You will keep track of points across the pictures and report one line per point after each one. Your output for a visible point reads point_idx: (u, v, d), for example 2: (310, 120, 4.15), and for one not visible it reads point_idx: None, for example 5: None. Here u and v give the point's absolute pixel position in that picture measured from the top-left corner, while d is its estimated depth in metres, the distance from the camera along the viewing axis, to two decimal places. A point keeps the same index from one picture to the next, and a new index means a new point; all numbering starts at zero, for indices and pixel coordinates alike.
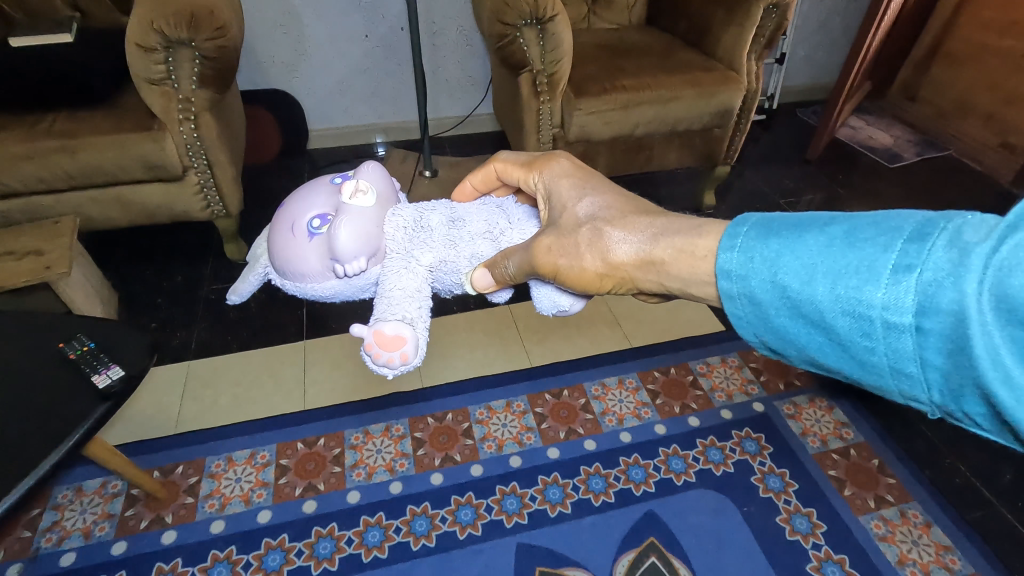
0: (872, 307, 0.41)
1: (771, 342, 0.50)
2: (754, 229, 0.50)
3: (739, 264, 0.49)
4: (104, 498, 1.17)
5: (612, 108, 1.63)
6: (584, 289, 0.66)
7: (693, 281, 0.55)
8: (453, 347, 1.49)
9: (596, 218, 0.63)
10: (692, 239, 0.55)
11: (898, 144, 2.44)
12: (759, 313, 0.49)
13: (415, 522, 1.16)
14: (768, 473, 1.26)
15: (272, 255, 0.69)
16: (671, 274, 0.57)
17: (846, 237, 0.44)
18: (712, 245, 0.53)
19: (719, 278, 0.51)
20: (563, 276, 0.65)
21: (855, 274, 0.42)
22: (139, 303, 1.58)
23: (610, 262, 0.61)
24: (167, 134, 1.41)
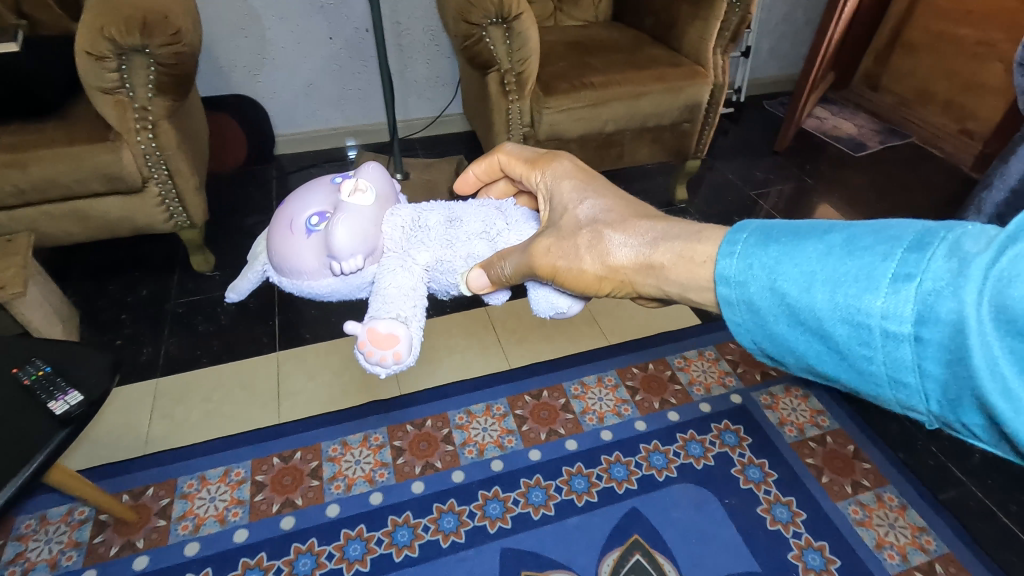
0: (871, 316, 0.41)
1: (769, 349, 0.50)
2: (754, 236, 0.49)
3: (738, 271, 0.49)
4: (70, 526, 1.13)
5: (582, 106, 1.62)
6: (583, 291, 0.65)
7: (693, 287, 0.55)
8: (430, 352, 1.47)
9: (597, 220, 0.63)
10: (692, 244, 0.55)
11: (862, 133, 2.49)
12: (758, 321, 0.49)
13: (397, 533, 1.14)
14: (748, 464, 1.27)
15: (270, 253, 0.68)
16: (669, 279, 0.57)
17: (845, 246, 0.43)
18: (710, 251, 0.53)
19: (717, 284, 0.51)
20: (561, 276, 0.64)
21: (855, 283, 0.42)
22: (103, 320, 1.52)
23: (609, 266, 0.61)
24: (123, 145, 1.36)
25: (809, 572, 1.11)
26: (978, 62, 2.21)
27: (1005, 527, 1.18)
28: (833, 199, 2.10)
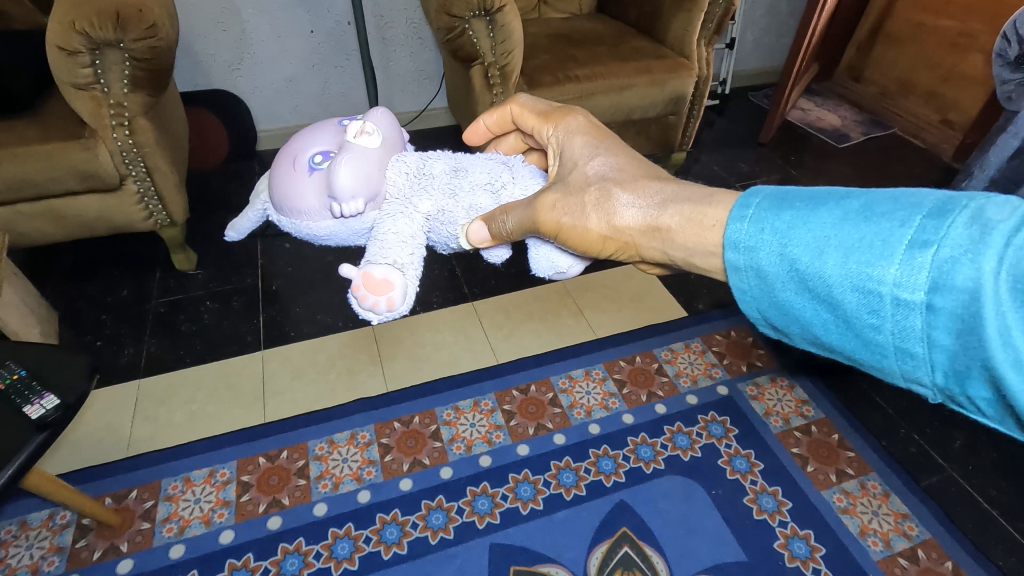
0: (882, 283, 0.40)
1: (775, 320, 0.49)
2: (767, 201, 0.48)
3: (749, 236, 0.48)
4: (52, 530, 1.11)
5: (567, 99, 1.61)
6: (585, 251, 0.65)
7: (699, 252, 0.54)
8: (418, 349, 1.46)
9: (603, 177, 0.63)
10: (703, 207, 0.54)
11: (845, 124, 2.51)
12: (765, 288, 0.48)
13: (386, 531, 1.13)
14: (734, 455, 1.28)
15: (272, 192, 0.70)
16: (673, 240, 0.56)
17: (862, 212, 0.42)
18: (721, 215, 0.52)
19: (726, 249, 0.50)
20: (565, 231, 0.64)
21: (868, 249, 0.41)
22: (82, 321, 1.50)
23: (615, 228, 0.60)
24: (99, 142, 1.33)
25: (794, 560, 1.12)
26: (957, 53, 2.23)
27: (986, 513, 1.20)
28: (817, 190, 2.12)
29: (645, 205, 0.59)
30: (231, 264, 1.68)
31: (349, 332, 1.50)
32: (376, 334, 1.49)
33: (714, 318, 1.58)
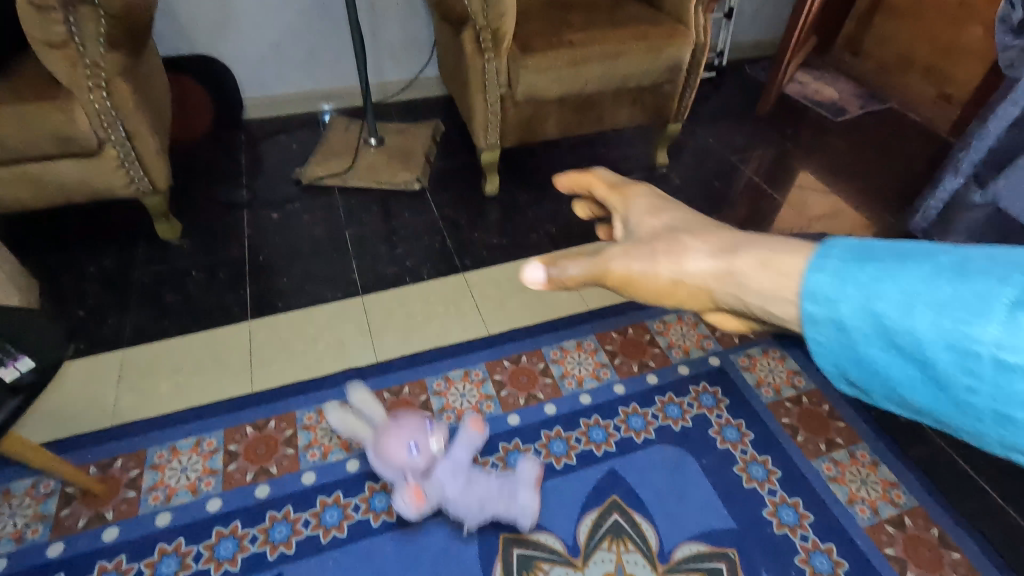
0: (982, 344, 0.28)
1: (859, 380, 0.34)
2: (841, 252, 0.33)
3: (816, 288, 0.33)
4: (35, 499, 1.10)
5: (560, 65, 1.57)
6: (656, 305, 0.45)
7: (770, 301, 0.36)
8: (408, 320, 1.44)
9: (674, 226, 0.46)
10: (776, 250, 0.37)
11: (843, 98, 2.47)
12: (840, 350, 0.33)
13: (375, 499, 1.12)
14: (725, 425, 1.28)
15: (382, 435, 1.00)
16: (748, 287, 0.38)
17: (954, 265, 0.29)
18: (795, 264, 0.35)
19: (798, 303, 0.34)
20: (632, 287, 0.45)
21: (965, 304, 0.28)
22: (64, 291, 1.47)
23: (681, 280, 0.42)
24: (75, 104, 1.28)
25: (782, 527, 1.13)
26: (957, 25, 2.20)
27: (974, 482, 1.21)
28: (813, 164, 2.09)
29: (717, 249, 0.40)
30: (217, 235, 1.65)
31: (338, 303, 1.48)
32: (365, 305, 1.47)
33: None
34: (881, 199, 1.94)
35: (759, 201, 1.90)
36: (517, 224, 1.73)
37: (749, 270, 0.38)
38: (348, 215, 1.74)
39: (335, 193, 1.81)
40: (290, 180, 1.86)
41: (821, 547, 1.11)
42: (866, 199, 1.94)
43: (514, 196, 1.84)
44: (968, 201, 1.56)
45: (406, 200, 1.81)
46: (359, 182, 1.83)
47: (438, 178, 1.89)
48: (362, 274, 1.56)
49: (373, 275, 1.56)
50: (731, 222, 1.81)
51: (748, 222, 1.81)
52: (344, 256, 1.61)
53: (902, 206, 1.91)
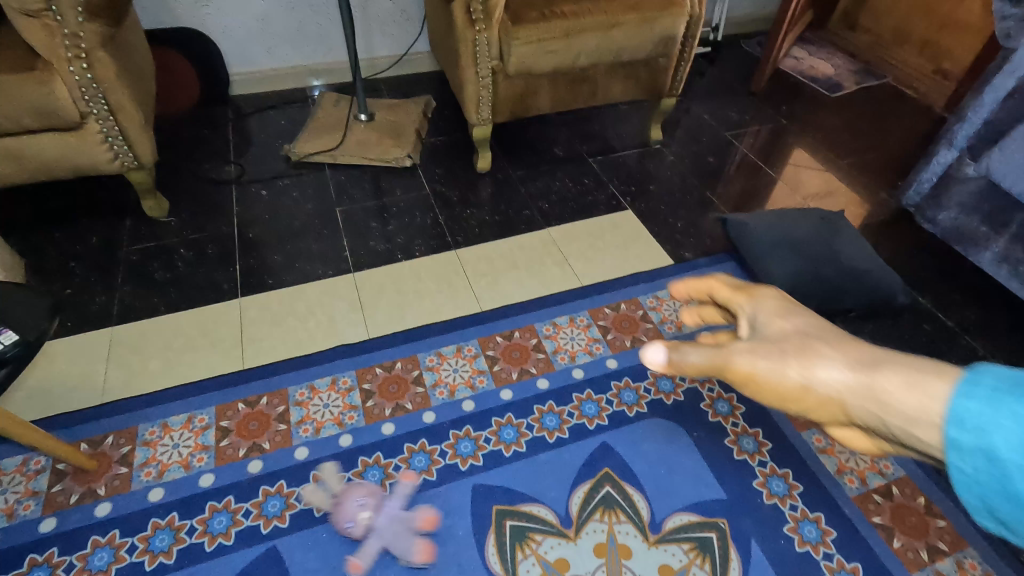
0: None
1: (1005, 515, 0.35)
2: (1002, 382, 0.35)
3: (973, 415, 0.35)
4: (26, 475, 1.09)
5: (552, 37, 1.54)
6: (781, 404, 0.50)
7: (916, 422, 0.39)
8: (400, 297, 1.43)
9: (806, 331, 0.50)
10: (920, 373, 0.40)
11: (839, 73, 2.45)
12: (996, 484, 0.34)
13: (367, 473, 1.13)
14: (717, 398, 1.29)
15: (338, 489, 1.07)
16: (892, 406, 0.41)
17: None
18: (941, 385, 0.38)
19: (945, 425, 0.37)
20: (755, 384, 0.51)
21: None
22: (50, 269, 1.44)
23: (810, 387, 0.46)
24: (54, 75, 1.24)
25: (772, 497, 1.14)
26: None
27: None
28: (807, 139, 2.08)
29: (858, 366, 0.44)
30: (204, 212, 1.62)
31: (329, 280, 1.46)
32: (357, 282, 1.46)
33: (701, 266, 1.57)
34: (875, 175, 1.94)
35: (753, 177, 1.89)
36: (510, 200, 1.72)
37: (891, 387, 0.41)
38: (338, 192, 1.72)
39: (324, 170, 1.79)
40: (278, 156, 1.83)
41: (809, 516, 1.12)
42: (860, 174, 1.94)
43: (506, 172, 1.82)
44: (960, 174, 1.57)
45: (397, 177, 1.78)
46: (349, 159, 1.80)
47: (429, 154, 1.87)
48: (353, 251, 1.54)
49: (364, 251, 1.54)
50: (724, 197, 1.80)
51: (742, 198, 1.81)
52: (334, 233, 1.59)
53: (896, 182, 1.91)
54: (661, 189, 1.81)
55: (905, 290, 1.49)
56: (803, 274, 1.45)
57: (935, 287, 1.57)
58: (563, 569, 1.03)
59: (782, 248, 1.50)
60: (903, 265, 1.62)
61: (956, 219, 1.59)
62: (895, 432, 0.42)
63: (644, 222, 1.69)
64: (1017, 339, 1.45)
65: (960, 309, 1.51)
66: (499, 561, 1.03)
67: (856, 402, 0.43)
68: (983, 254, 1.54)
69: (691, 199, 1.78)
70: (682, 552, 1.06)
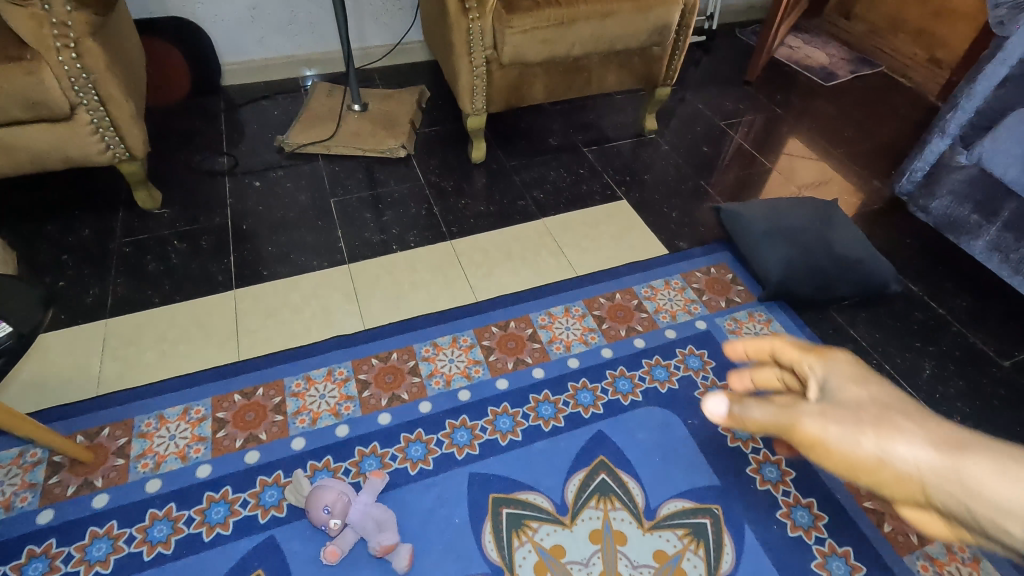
0: None
1: None
2: None
3: None
4: (23, 468, 1.09)
5: (546, 26, 1.53)
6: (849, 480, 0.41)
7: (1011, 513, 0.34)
8: (395, 288, 1.43)
9: (887, 402, 0.41)
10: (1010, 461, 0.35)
11: (833, 62, 2.45)
12: None
13: (364, 463, 1.13)
14: (711, 386, 1.30)
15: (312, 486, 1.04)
16: (982, 493, 0.35)
17: None
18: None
19: None
20: (822, 453, 0.42)
21: None
22: (42, 262, 1.43)
23: (886, 462, 0.38)
24: (43, 66, 1.23)
25: (765, 484, 1.15)
26: None
27: None
28: (801, 129, 2.08)
29: (940, 442, 0.37)
30: (198, 203, 1.61)
31: (324, 271, 1.46)
32: (352, 273, 1.46)
33: (695, 256, 1.57)
34: (869, 164, 1.95)
35: (747, 167, 1.89)
36: (505, 191, 1.72)
37: (985, 477, 0.35)
38: (332, 183, 1.71)
39: (318, 161, 1.78)
40: (271, 147, 1.82)
41: (802, 502, 1.13)
42: (854, 163, 1.94)
43: (501, 162, 1.81)
44: (952, 162, 1.58)
45: (391, 167, 1.78)
46: (343, 149, 1.79)
47: (423, 145, 1.86)
48: (348, 242, 1.54)
49: (359, 242, 1.54)
50: (719, 186, 1.80)
51: (736, 187, 1.81)
52: (329, 224, 1.59)
53: (889, 171, 1.91)
54: (656, 178, 1.81)
55: (898, 278, 1.50)
56: (795, 263, 1.46)
57: (926, 275, 1.58)
58: (559, 555, 1.04)
59: (775, 237, 1.51)
60: (896, 253, 1.63)
61: (947, 207, 1.60)
62: (987, 528, 0.36)
63: (639, 211, 1.69)
64: (1007, 325, 1.47)
65: (951, 296, 1.53)
66: (495, 548, 1.04)
67: (941, 488, 0.36)
68: (974, 242, 1.55)
69: (686, 189, 1.78)
70: (676, 538, 1.07)
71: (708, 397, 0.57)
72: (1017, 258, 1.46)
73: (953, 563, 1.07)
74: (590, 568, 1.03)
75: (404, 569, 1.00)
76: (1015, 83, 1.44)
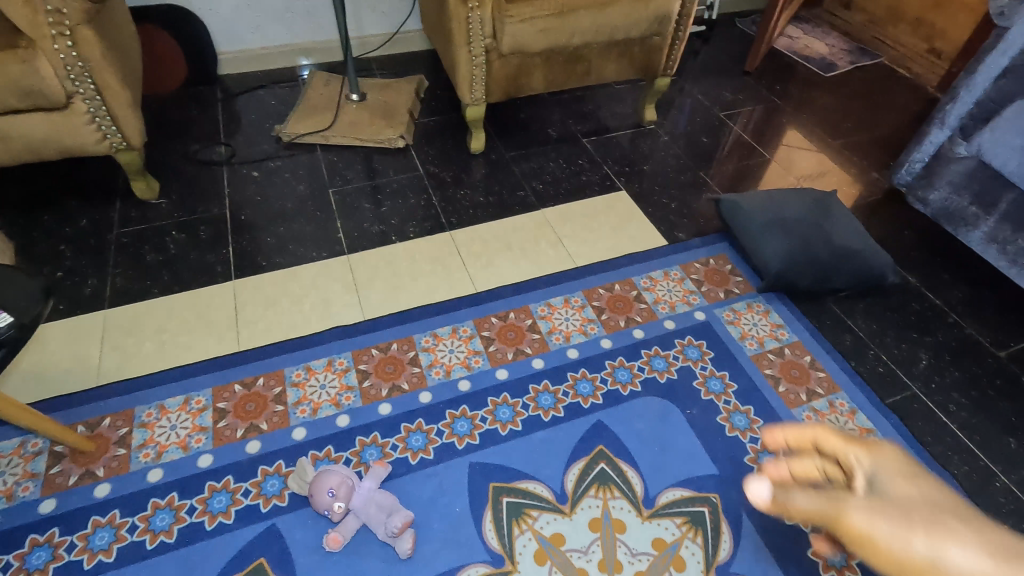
0: None
1: None
2: None
3: None
4: (24, 458, 1.10)
5: (546, 15, 1.52)
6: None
7: None
8: (395, 279, 1.43)
9: (939, 504, 0.48)
10: None
11: (833, 52, 2.44)
12: None
13: (365, 453, 1.14)
14: (709, 377, 1.31)
15: (313, 476, 1.04)
16: None
17: None
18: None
19: None
20: (871, 547, 0.48)
21: None
22: (40, 252, 1.43)
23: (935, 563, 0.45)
24: (39, 54, 1.22)
25: None
26: None
27: (945, 426, 1.26)
28: (801, 120, 2.08)
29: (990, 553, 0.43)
30: (196, 194, 1.61)
31: (324, 262, 1.46)
32: (351, 263, 1.46)
33: (694, 247, 1.58)
34: (867, 155, 1.95)
35: (746, 158, 1.89)
36: (504, 181, 1.71)
37: None
38: (330, 173, 1.71)
39: (316, 151, 1.77)
40: (269, 137, 1.81)
41: None
42: (852, 155, 1.94)
43: (500, 153, 1.81)
44: (951, 154, 1.58)
45: (389, 158, 1.77)
46: (341, 140, 1.78)
47: (422, 135, 1.85)
48: (347, 232, 1.54)
49: (358, 233, 1.54)
50: (718, 177, 1.80)
51: (735, 178, 1.81)
52: (328, 214, 1.58)
53: (888, 162, 1.92)
54: (655, 169, 1.80)
55: (896, 269, 1.51)
56: (794, 254, 1.45)
57: (924, 266, 1.59)
58: (559, 543, 1.05)
59: (773, 227, 1.51)
60: (894, 244, 1.64)
61: (946, 198, 1.60)
62: None
63: (638, 202, 1.69)
64: (1003, 316, 1.48)
65: (948, 288, 1.54)
66: (496, 536, 1.05)
67: None
68: (972, 234, 1.55)
69: (685, 180, 1.78)
70: (675, 526, 1.08)
71: (752, 480, 0.65)
72: (1015, 249, 1.46)
73: None
74: (590, 555, 1.04)
75: (405, 556, 1.01)
76: (1016, 74, 1.44)
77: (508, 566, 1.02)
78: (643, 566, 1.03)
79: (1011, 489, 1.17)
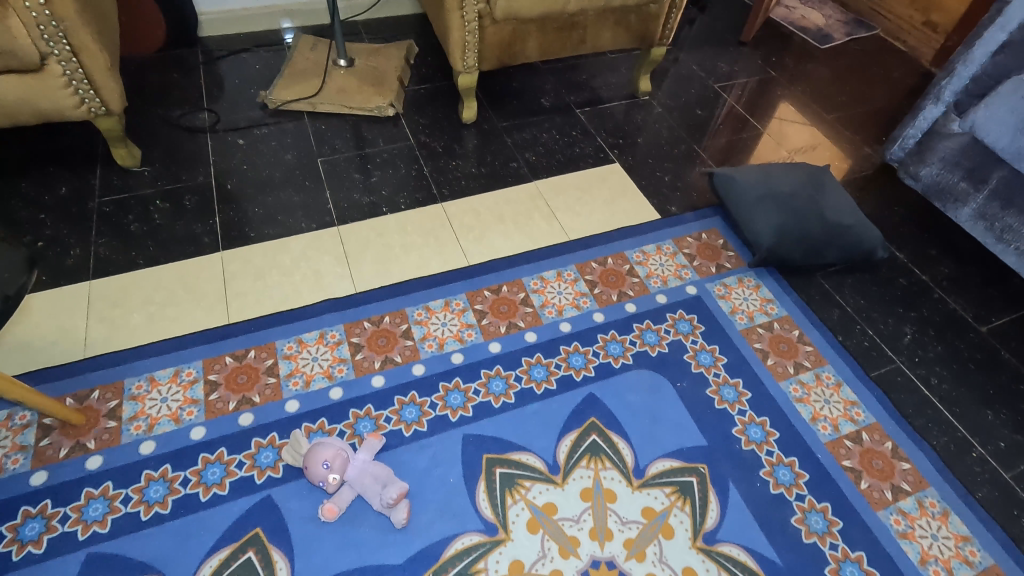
0: None
1: None
2: None
3: None
4: (12, 430, 1.09)
5: None
6: None
7: None
8: (386, 252, 1.41)
9: None
10: None
11: (829, 23, 2.40)
12: None
13: (359, 425, 1.14)
14: (699, 350, 1.33)
15: (308, 450, 1.04)
16: None
17: None
18: None
19: None
20: None
21: None
22: (18, 221, 1.38)
23: None
24: (9, 12, 1.15)
25: (750, 444, 1.19)
26: None
27: (926, 399, 1.29)
28: (795, 93, 2.06)
29: None
30: (179, 161, 1.56)
31: (313, 233, 1.44)
32: (342, 236, 1.44)
33: (687, 221, 1.58)
34: (860, 129, 1.94)
35: (740, 131, 1.88)
36: (496, 152, 1.68)
37: None
38: (318, 142, 1.66)
39: (304, 118, 1.72)
40: (254, 104, 1.75)
41: (785, 461, 1.18)
42: (845, 129, 1.94)
43: (492, 123, 1.77)
44: (945, 130, 1.59)
45: (378, 126, 1.73)
46: (329, 107, 1.73)
47: (412, 104, 1.81)
48: (337, 203, 1.51)
49: (348, 204, 1.51)
50: (711, 150, 1.79)
51: (728, 152, 1.80)
52: (317, 184, 1.55)
53: (880, 137, 1.91)
54: (648, 142, 1.79)
55: (884, 245, 1.52)
56: (786, 229, 1.45)
57: (912, 241, 1.60)
58: (551, 512, 1.07)
59: (766, 202, 1.51)
60: (883, 219, 1.65)
61: (938, 174, 1.62)
62: None
63: (631, 176, 1.68)
64: (986, 291, 1.51)
65: (934, 263, 1.56)
66: (489, 506, 1.07)
67: None
68: (961, 210, 1.57)
69: (679, 152, 1.76)
70: (664, 496, 1.11)
71: None
72: (1002, 227, 1.48)
73: (924, 517, 1.12)
74: (581, 524, 1.06)
75: (400, 526, 1.02)
76: (1014, 49, 1.44)
77: (501, 535, 1.04)
78: (632, 534, 1.06)
79: (987, 459, 1.22)
